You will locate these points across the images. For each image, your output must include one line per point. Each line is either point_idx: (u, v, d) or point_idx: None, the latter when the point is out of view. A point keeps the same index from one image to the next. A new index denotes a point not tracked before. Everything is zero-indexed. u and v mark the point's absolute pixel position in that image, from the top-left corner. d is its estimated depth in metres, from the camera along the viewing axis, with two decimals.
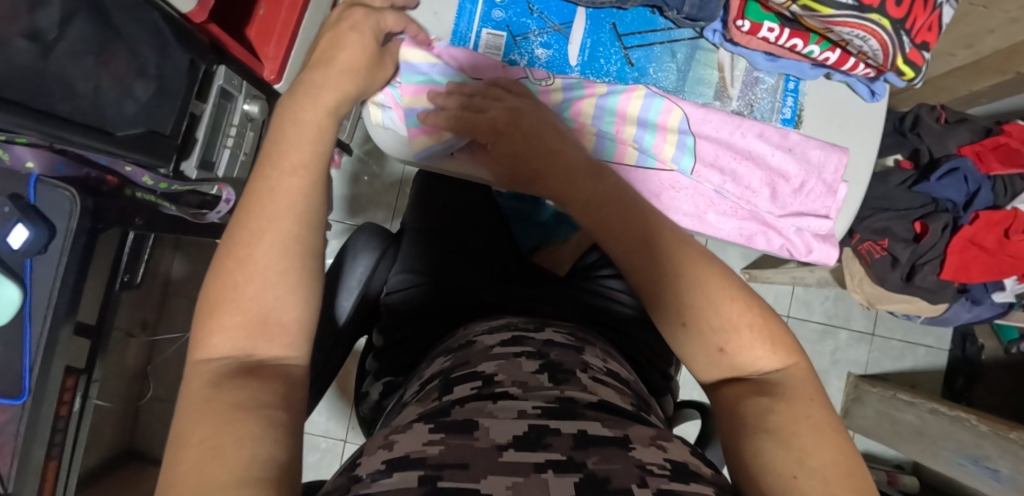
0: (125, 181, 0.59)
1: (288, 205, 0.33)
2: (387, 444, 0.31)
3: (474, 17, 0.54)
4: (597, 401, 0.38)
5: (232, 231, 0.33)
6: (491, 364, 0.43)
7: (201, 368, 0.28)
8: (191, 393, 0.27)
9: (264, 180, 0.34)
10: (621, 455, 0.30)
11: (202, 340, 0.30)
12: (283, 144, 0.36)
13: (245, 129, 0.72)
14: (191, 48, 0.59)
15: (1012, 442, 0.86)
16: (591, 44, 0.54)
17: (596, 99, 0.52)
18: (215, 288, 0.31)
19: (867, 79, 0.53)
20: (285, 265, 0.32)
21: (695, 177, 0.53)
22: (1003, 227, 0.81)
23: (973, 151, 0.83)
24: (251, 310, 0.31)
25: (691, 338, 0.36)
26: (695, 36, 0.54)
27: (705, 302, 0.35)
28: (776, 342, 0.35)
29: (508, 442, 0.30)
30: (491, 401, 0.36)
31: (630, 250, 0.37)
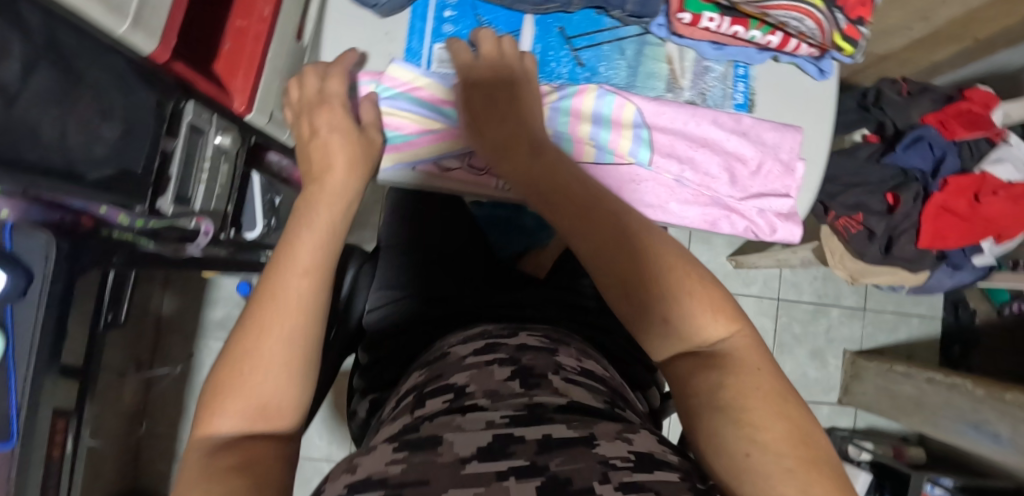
0: (100, 222, 0.56)
1: (298, 302, 0.38)
2: (351, 467, 0.33)
3: (425, 34, 0.54)
4: (567, 404, 0.39)
5: (244, 324, 0.37)
6: (463, 375, 0.45)
7: (200, 445, 0.33)
8: (191, 464, 0.32)
9: (279, 280, 0.39)
10: (586, 453, 0.32)
11: (206, 421, 0.34)
12: (292, 249, 0.40)
13: (218, 162, 0.73)
14: (157, 88, 0.60)
15: (1009, 404, 0.88)
16: (541, 49, 0.54)
17: (549, 104, 0.52)
18: (223, 375, 0.36)
19: (813, 59, 0.55)
20: (288, 358, 0.37)
21: (656, 169, 0.54)
22: (972, 192, 0.82)
23: (937, 119, 0.84)
24: (254, 393, 0.35)
25: (637, 310, 0.37)
26: (642, 32, 0.55)
27: (654, 270, 0.37)
28: (716, 313, 0.36)
29: (471, 455, 0.32)
30: (461, 414, 0.38)
31: (585, 218, 0.40)
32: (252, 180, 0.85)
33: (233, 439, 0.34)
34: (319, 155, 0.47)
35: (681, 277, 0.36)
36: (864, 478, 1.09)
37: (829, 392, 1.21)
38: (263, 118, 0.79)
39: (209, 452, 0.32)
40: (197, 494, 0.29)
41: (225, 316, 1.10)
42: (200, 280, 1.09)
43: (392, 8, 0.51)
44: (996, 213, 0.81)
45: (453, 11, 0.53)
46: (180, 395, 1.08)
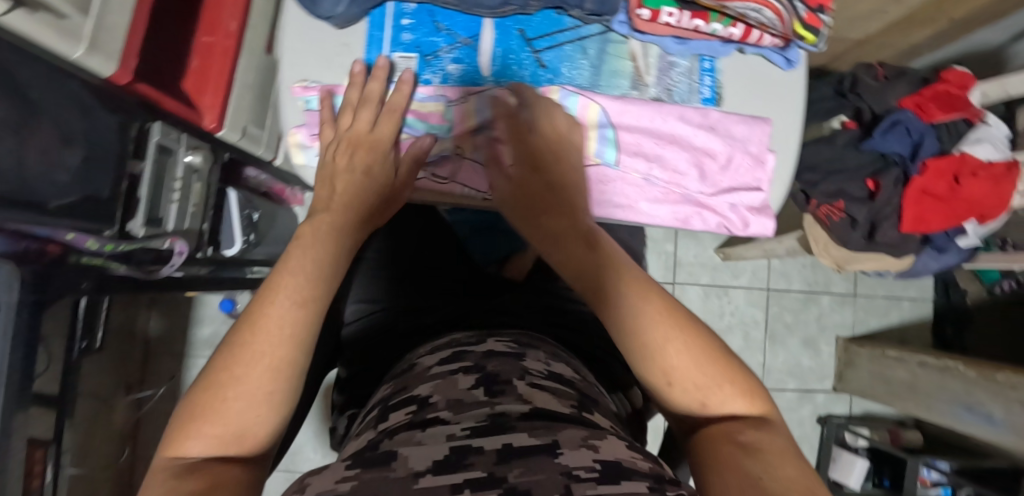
0: (68, 249, 0.57)
1: (291, 331, 0.38)
2: (301, 487, 0.33)
3: (383, 43, 0.53)
4: (530, 410, 0.39)
5: (229, 346, 0.36)
6: (427, 386, 0.45)
7: (169, 467, 0.33)
8: (156, 486, 0.32)
9: (270, 306, 0.38)
10: (546, 463, 0.31)
11: (179, 443, 0.34)
12: (285, 278, 0.40)
13: (191, 182, 0.73)
14: (118, 111, 0.60)
15: (1000, 384, 0.88)
16: (502, 53, 0.53)
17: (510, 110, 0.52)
18: (202, 397, 0.35)
19: (779, 49, 0.55)
20: (272, 386, 0.36)
21: (624, 169, 0.53)
22: (952, 174, 0.81)
23: (914, 102, 0.83)
24: (230, 416, 0.35)
25: (675, 395, 0.37)
26: (604, 30, 0.54)
27: (697, 364, 0.37)
28: (746, 394, 0.37)
29: (426, 468, 0.31)
30: (422, 429, 0.37)
31: (628, 307, 0.39)
32: (229, 197, 0.84)
33: (203, 463, 0.34)
34: (329, 199, 0.47)
35: (718, 370, 0.37)
36: (861, 464, 1.11)
37: (824, 380, 1.20)
38: (236, 134, 0.80)
39: (178, 474, 0.32)
40: None
41: (213, 333, 1.09)
42: (187, 299, 1.08)
43: (348, 18, 0.51)
44: (978, 194, 0.80)
45: (411, 19, 0.53)
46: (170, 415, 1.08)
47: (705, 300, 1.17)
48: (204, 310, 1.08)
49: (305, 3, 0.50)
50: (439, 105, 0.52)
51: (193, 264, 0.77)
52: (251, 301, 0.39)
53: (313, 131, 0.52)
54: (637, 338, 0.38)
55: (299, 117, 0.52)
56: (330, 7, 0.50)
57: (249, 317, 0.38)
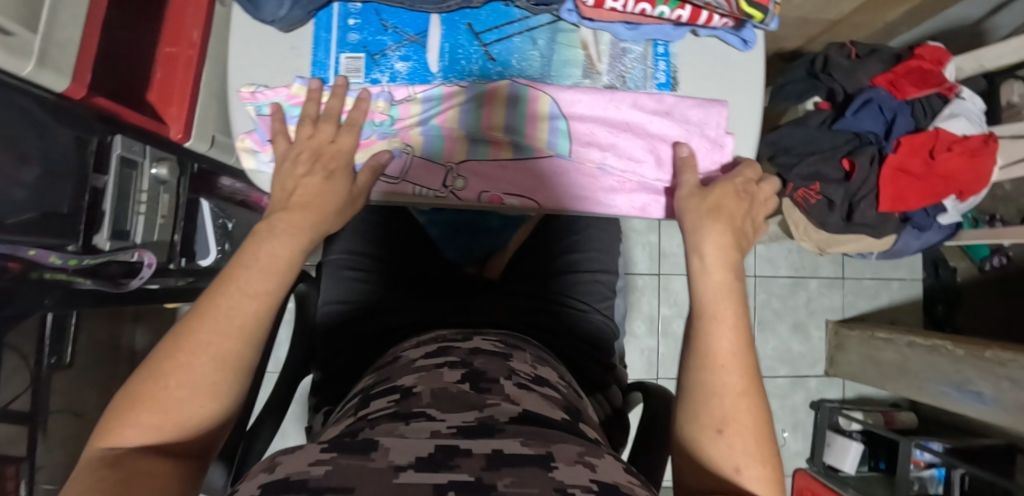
0: (30, 265, 0.56)
1: (240, 322, 0.39)
2: (269, 466, 0.30)
3: (331, 45, 0.52)
4: (521, 416, 0.38)
5: (177, 336, 0.37)
6: (411, 376, 0.44)
7: (101, 454, 0.33)
8: (81, 473, 0.32)
9: (222, 299, 0.39)
10: (540, 477, 0.28)
11: (115, 431, 0.34)
12: (240, 272, 0.40)
13: (158, 193, 0.73)
14: (75, 125, 0.60)
15: (988, 361, 0.87)
16: (449, 48, 0.53)
17: (458, 107, 0.52)
18: (145, 385, 0.36)
19: (733, 29, 0.54)
20: (216, 377, 0.37)
21: (579, 158, 0.53)
22: (927, 149, 0.80)
23: (887, 80, 0.82)
24: (171, 406, 0.36)
25: (714, 441, 0.38)
26: (554, 20, 0.54)
27: (749, 427, 0.38)
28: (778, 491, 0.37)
29: (408, 464, 0.29)
30: (404, 422, 0.36)
31: (718, 336, 0.41)
32: (202, 207, 0.84)
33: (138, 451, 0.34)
34: (289, 196, 0.46)
35: (761, 444, 0.37)
36: (855, 448, 1.10)
37: (815, 364, 1.19)
38: (205, 144, 0.82)
39: (106, 462, 0.32)
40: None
41: None
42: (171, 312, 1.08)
43: (292, 22, 0.50)
44: (952, 169, 0.79)
45: (357, 19, 0.52)
46: None
47: None
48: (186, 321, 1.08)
49: (248, 7, 0.49)
50: (384, 104, 0.51)
51: (166, 275, 0.78)
52: (204, 293, 0.40)
53: (265, 136, 0.51)
54: (721, 363, 0.40)
55: (251, 123, 0.52)
56: (273, 10, 0.49)
57: (200, 309, 0.39)
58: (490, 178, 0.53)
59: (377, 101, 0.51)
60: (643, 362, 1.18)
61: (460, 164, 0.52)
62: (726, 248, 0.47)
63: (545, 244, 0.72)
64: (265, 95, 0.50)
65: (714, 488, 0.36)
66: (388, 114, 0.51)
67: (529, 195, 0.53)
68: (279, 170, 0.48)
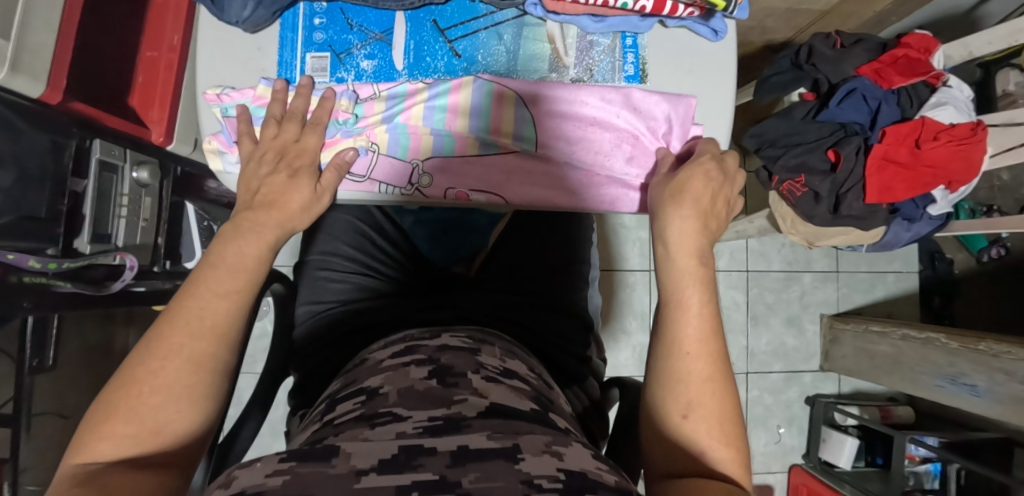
0: (11, 268, 0.57)
1: (213, 322, 0.37)
2: (225, 480, 0.28)
3: (297, 45, 0.52)
4: (488, 407, 0.36)
5: (148, 342, 0.35)
6: (378, 376, 0.43)
7: (74, 472, 0.31)
8: (58, 490, 0.30)
9: (192, 300, 0.37)
10: (506, 471, 0.27)
11: (88, 445, 0.32)
12: (207, 272, 0.39)
13: (140, 196, 0.73)
14: (51, 129, 0.60)
15: (982, 353, 0.86)
16: (415, 45, 0.53)
17: (424, 104, 0.53)
18: (116, 395, 0.34)
19: (702, 19, 0.53)
20: (192, 380, 0.35)
21: (545, 152, 0.55)
22: (913, 139, 0.78)
23: (872, 69, 0.80)
24: (147, 415, 0.34)
25: (682, 429, 0.38)
26: (520, 14, 0.54)
27: (715, 410, 0.38)
28: (743, 467, 0.37)
29: (370, 467, 0.27)
30: (369, 426, 0.34)
31: (685, 322, 0.40)
32: (187, 211, 0.85)
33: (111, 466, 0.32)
34: (255, 191, 0.45)
35: (728, 426, 0.37)
36: (850, 443, 1.09)
37: (810, 359, 1.18)
38: (188, 147, 0.82)
39: (81, 479, 0.30)
40: None
41: None
42: None
43: (257, 23, 0.50)
44: (939, 158, 0.78)
45: (322, 18, 0.53)
46: None
47: None
48: None
49: (212, 9, 0.50)
50: (349, 102, 0.51)
51: (151, 278, 0.79)
52: (172, 298, 0.38)
53: (231, 137, 0.51)
54: (687, 349, 0.39)
55: (218, 125, 0.52)
56: (237, 12, 0.49)
57: (168, 313, 0.37)
58: (457, 172, 0.54)
59: (341, 100, 0.51)
60: (635, 359, 1.18)
61: (426, 162, 0.54)
62: (697, 226, 0.45)
63: (523, 241, 0.72)
64: (231, 95, 0.51)
65: (681, 469, 0.37)
66: (352, 112, 0.52)
67: (495, 191, 0.54)
68: (243, 171, 0.47)
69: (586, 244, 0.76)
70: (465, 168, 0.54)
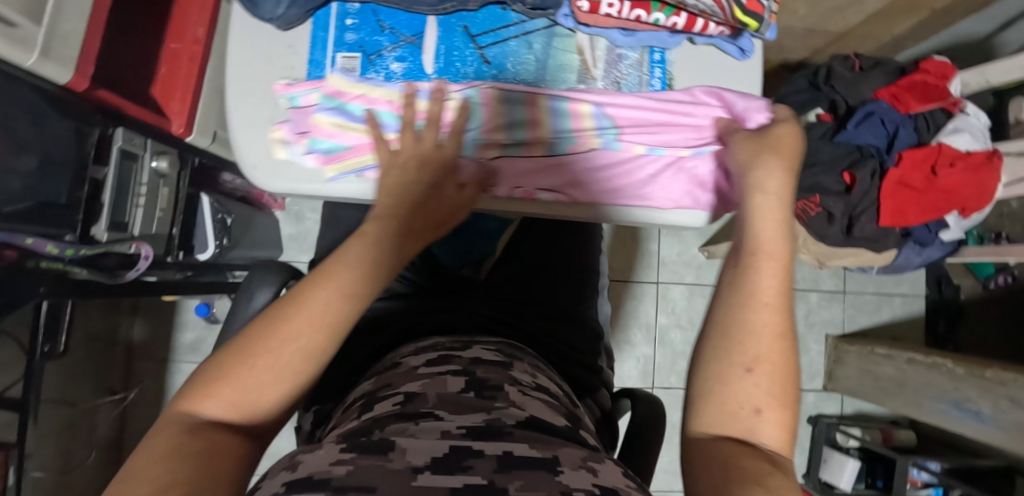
0: (27, 253, 0.57)
1: (332, 318, 0.34)
2: (292, 464, 0.29)
3: (327, 44, 0.52)
4: (526, 418, 0.37)
5: (271, 319, 0.34)
6: (416, 383, 0.42)
7: (179, 419, 0.31)
8: (163, 437, 0.29)
9: (317, 288, 0.34)
10: (547, 479, 0.28)
11: (197, 398, 0.32)
12: (339, 265, 0.36)
13: (158, 186, 0.73)
14: (76, 116, 0.61)
15: (988, 380, 0.86)
16: (445, 50, 0.53)
17: (500, 101, 0.52)
18: (230, 359, 0.33)
19: (730, 37, 0.54)
20: (301, 367, 0.33)
21: (618, 155, 0.54)
22: (930, 164, 0.79)
23: (890, 93, 0.81)
24: (251, 391, 0.32)
25: (741, 382, 0.34)
26: (550, 24, 0.54)
27: (778, 371, 0.35)
28: (788, 441, 0.34)
29: (425, 465, 0.28)
30: (414, 422, 0.35)
31: (766, 272, 0.38)
32: (201, 202, 0.85)
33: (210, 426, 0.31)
34: (397, 207, 0.44)
35: (784, 388, 0.34)
36: (852, 465, 1.08)
37: (813, 378, 1.18)
38: (206, 139, 0.82)
39: (185, 429, 0.30)
40: (143, 472, 0.26)
41: (196, 339, 1.09)
42: (168, 304, 1.08)
43: (289, 20, 0.51)
44: (955, 184, 0.78)
45: (354, 19, 0.53)
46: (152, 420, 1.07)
47: (690, 300, 1.19)
48: (188, 315, 1.08)
49: (247, 5, 0.50)
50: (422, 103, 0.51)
51: (163, 268, 0.78)
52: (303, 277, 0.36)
53: (299, 128, 0.51)
54: (762, 300, 0.37)
55: (284, 116, 0.52)
56: (271, 9, 0.50)
57: (294, 291, 0.35)
58: (519, 167, 0.53)
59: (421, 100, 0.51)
60: (639, 370, 1.17)
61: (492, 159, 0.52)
62: (788, 187, 0.42)
63: (535, 254, 0.71)
64: (302, 89, 0.50)
65: (728, 433, 0.33)
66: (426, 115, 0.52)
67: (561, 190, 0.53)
68: None
69: (598, 258, 0.75)
70: (527, 165, 0.53)
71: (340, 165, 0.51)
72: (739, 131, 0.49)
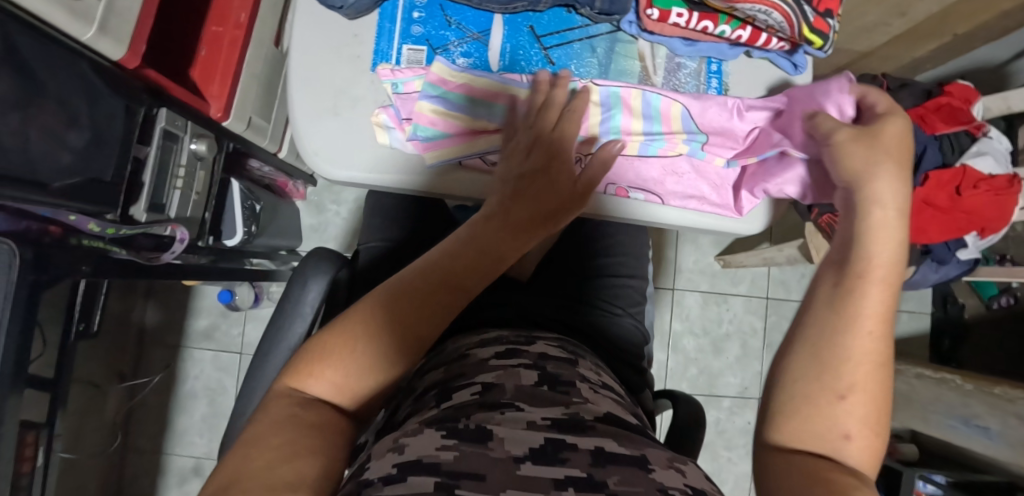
0: (69, 230, 0.57)
1: (421, 309, 0.38)
2: (398, 446, 0.29)
3: (393, 35, 0.53)
4: (604, 414, 0.37)
5: (368, 310, 0.37)
6: (489, 374, 0.41)
7: (286, 395, 0.34)
8: (275, 409, 0.33)
9: (411, 285, 0.38)
10: (643, 477, 0.28)
11: (303, 377, 0.35)
12: (432, 263, 0.40)
13: (195, 169, 0.73)
14: (126, 94, 0.60)
15: (998, 397, 0.87)
16: (511, 48, 0.54)
17: (597, 102, 0.53)
18: (328, 345, 0.36)
19: (785, 53, 0.56)
20: (394, 358, 0.36)
21: (701, 164, 0.56)
22: (954, 186, 0.80)
23: (917, 114, 0.82)
24: (344, 378, 0.35)
25: (835, 408, 0.36)
26: (613, 30, 0.55)
27: (872, 395, 0.36)
28: (873, 461, 0.36)
29: (524, 455, 0.29)
30: (499, 412, 0.34)
31: (871, 297, 0.38)
32: (231, 187, 0.85)
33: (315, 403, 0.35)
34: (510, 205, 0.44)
35: (870, 415, 0.36)
36: None
37: None
38: (242, 124, 0.81)
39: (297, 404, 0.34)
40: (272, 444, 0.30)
41: (211, 326, 1.08)
42: (183, 290, 1.07)
43: (359, 9, 0.51)
44: (977, 205, 0.81)
45: (422, 12, 0.53)
46: (161, 406, 1.06)
47: (703, 307, 1.20)
48: (203, 301, 1.07)
49: None
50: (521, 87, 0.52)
51: (195, 252, 0.78)
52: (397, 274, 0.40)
53: (401, 113, 0.51)
54: (868, 328, 0.37)
55: (385, 100, 0.53)
56: None
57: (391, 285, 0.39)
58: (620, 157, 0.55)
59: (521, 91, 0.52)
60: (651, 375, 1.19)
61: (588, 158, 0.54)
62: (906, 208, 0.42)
63: (573, 252, 0.72)
64: (405, 73, 0.50)
65: (817, 448, 0.35)
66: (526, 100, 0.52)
67: (652, 190, 0.56)
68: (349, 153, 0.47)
69: (636, 260, 0.76)
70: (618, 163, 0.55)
71: (439, 152, 0.51)
72: (842, 128, 0.46)
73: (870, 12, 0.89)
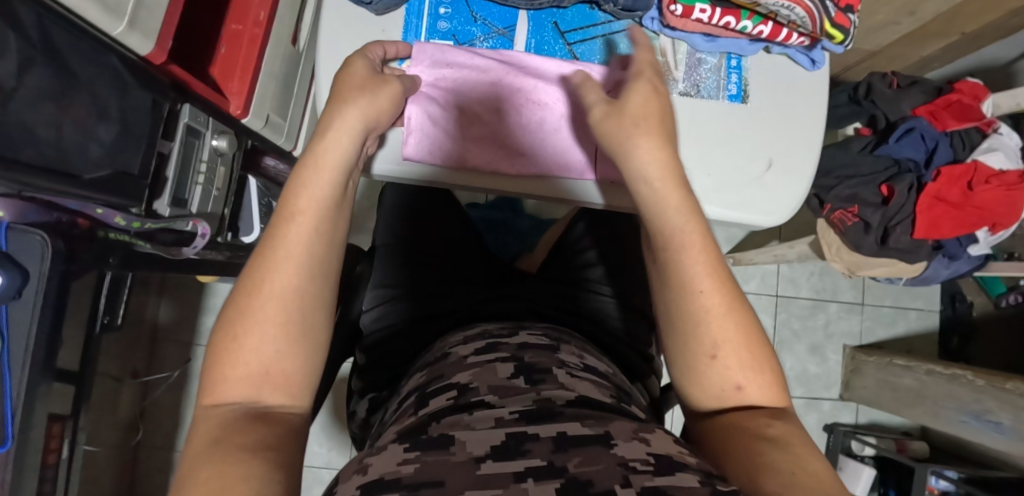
0: (96, 224, 0.61)
1: (287, 252, 0.34)
2: (362, 467, 0.26)
3: (421, 31, 0.54)
4: (575, 398, 0.35)
5: (240, 284, 0.34)
6: (466, 373, 0.40)
7: (213, 412, 0.31)
8: (201, 434, 0.30)
9: (272, 235, 0.34)
10: (605, 454, 0.25)
11: (214, 389, 0.32)
12: (287, 198, 0.36)
13: (216, 164, 0.73)
14: (153, 89, 0.60)
15: (1009, 392, 0.89)
16: (535, 44, 0.56)
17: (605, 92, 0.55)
18: (220, 342, 0.33)
19: (805, 49, 0.57)
20: (281, 317, 0.33)
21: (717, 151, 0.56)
22: (966, 180, 0.82)
23: (928, 111, 0.84)
24: (281, 381, 0.33)
25: (712, 370, 0.35)
26: (636, 26, 0.57)
27: (742, 342, 0.35)
28: (779, 390, 0.36)
29: (486, 454, 0.26)
30: (467, 413, 0.32)
31: (690, 263, 0.35)
32: (248, 185, 0.85)
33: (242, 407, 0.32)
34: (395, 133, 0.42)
35: (744, 362, 0.35)
36: (867, 473, 1.11)
37: (830, 387, 1.22)
38: (259, 122, 0.81)
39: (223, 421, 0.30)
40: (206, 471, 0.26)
41: None
42: (196, 286, 1.07)
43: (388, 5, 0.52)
44: (988, 200, 0.82)
45: (448, 8, 0.55)
46: (173, 403, 1.06)
47: None
48: (215, 299, 1.07)
49: None
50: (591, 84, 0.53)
51: (214, 248, 0.78)
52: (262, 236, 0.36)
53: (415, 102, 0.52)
54: (688, 287, 0.35)
55: None
56: None
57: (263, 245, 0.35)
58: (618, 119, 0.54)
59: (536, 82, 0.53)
60: None
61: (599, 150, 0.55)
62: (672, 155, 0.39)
63: (567, 239, 0.74)
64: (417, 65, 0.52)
65: (719, 407, 0.36)
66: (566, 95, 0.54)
67: None
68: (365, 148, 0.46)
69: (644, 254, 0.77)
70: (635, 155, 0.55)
71: None
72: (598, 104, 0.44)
73: (880, 11, 0.90)
